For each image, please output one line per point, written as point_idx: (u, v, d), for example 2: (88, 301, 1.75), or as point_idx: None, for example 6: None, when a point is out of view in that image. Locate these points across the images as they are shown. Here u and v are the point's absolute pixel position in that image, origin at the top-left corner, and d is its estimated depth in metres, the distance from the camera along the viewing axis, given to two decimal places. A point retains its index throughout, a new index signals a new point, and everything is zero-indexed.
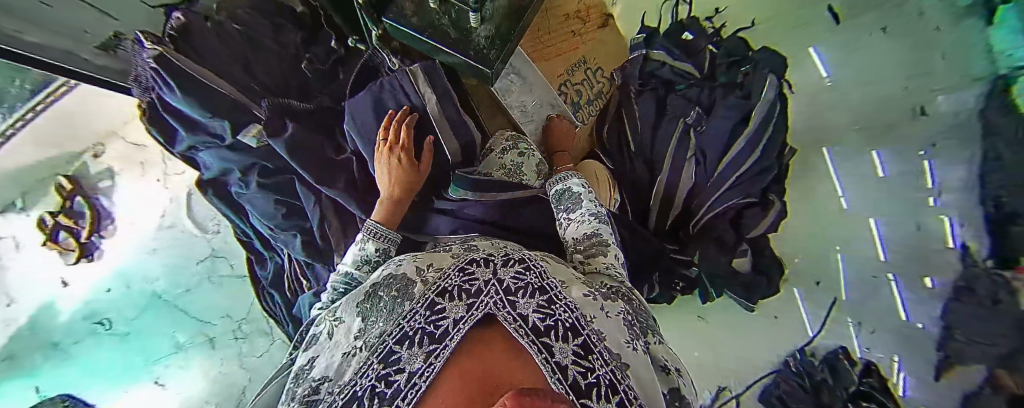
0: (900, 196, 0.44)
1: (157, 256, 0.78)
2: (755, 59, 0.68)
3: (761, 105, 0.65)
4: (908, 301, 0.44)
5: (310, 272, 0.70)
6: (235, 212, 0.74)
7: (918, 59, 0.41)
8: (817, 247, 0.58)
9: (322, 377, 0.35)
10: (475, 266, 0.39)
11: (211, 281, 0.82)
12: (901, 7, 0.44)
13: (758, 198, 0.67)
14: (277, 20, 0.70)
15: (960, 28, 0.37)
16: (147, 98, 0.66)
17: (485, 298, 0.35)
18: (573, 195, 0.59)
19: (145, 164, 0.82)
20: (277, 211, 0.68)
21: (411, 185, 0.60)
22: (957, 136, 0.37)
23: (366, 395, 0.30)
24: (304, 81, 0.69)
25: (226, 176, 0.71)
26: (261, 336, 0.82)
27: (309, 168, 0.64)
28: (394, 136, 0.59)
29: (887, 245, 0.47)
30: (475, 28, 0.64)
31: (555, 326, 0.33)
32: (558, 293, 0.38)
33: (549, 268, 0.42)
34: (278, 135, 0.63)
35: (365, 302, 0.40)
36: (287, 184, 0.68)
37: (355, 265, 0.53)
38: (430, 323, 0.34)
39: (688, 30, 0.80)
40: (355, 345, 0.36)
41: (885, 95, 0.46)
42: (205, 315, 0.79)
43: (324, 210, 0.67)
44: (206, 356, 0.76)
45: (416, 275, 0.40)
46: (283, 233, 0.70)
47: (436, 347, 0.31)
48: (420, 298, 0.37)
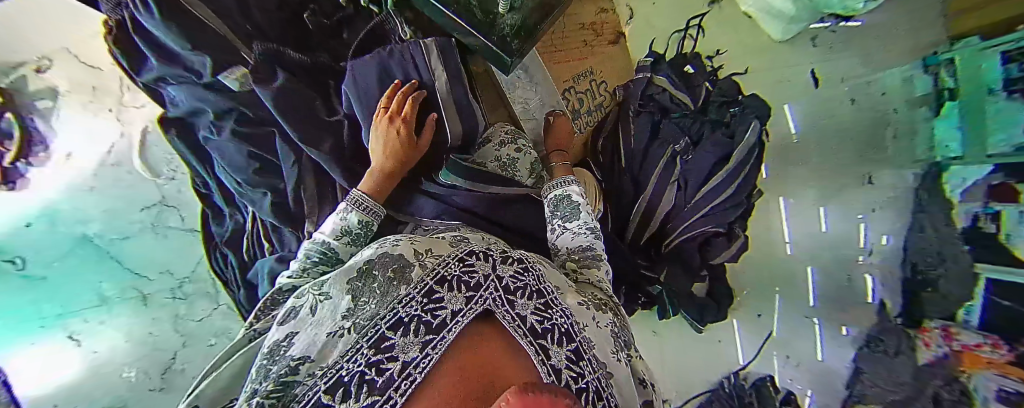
0: (836, 252, 0.58)
1: (93, 196, 0.70)
2: (743, 103, 0.74)
3: (742, 147, 0.71)
4: (826, 345, 0.59)
5: (275, 236, 0.66)
6: (200, 161, 0.67)
7: (874, 136, 0.53)
8: (764, 290, 0.72)
9: (300, 357, 0.33)
10: (476, 260, 0.40)
11: (154, 231, 0.75)
12: (870, 85, 0.55)
13: (726, 230, 0.73)
14: None
15: (913, 114, 0.48)
16: (117, 16, 0.59)
17: (486, 292, 0.36)
18: (570, 203, 0.59)
19: (97, 90, 0.77)
20: (248, 165, 0.63)
21: (405, 160, 0.58)
22: (890, 206, 0.49)
23: (354, 381, 0.29)
24: (303, 32, 0.65)
25: (195, 118, 0.65)
26: (204, 298, 0.75)
27: (294, 123, 0.59)
28: (397, 106, 0.57)
29: (818, 294, 0.61)
30: (502, 15, 0.57)
31: (552, 329, 0.36)
32: (554, 299, 0.40)
33: (544, 272, 0.44)
34: (267, 83, 0.59)
35: (358, 281, 0.38)
36: (265, 137, 0.63)
37: (333, 235, 0.51)
38: (426, 312, 0.34)
39: (689, 64, 0.85)
40: (341, 324, 0.35)
41: (842, 156, 0.57)
42: (142, 269, 0.70)
43: (303, 173, 0.63)
44: (136, 314, 0.67)
45: (415, 258, 0.39)
46: (252, 191, 0.64)
47: (434, 337, 0.31)
48: (417, 283, 0.36)
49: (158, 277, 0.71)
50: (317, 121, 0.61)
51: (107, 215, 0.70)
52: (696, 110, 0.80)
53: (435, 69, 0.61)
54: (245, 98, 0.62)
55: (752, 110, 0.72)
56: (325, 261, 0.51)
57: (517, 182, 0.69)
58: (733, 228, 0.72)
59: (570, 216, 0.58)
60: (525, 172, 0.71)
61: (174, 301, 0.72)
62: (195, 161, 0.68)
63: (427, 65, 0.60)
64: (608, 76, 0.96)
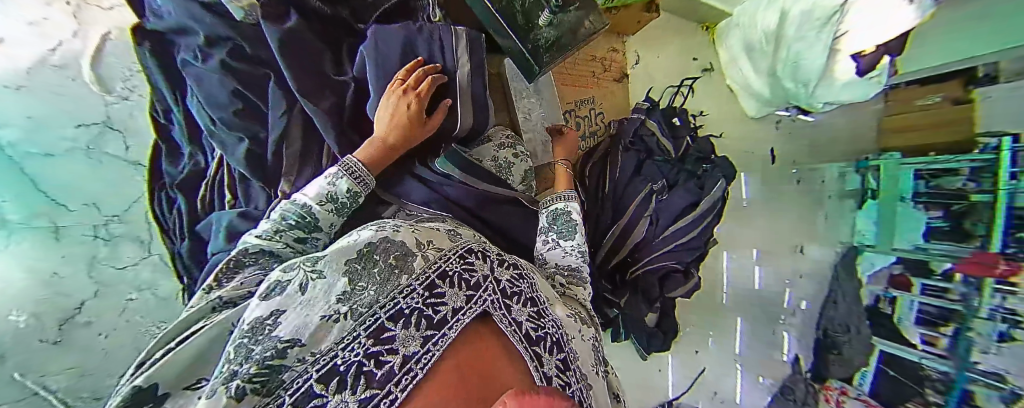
0: (767, 307, 0.77)
1: (21, 95, 0.60)
2: (714, 162, 0.84)
3: (709, 198, 0.79)
4: (747, 382, 0.77)
5: (242, 188, 0.61)
6: (171, 87, 0.61)
7: (810, 216, 0.70)
8: (705, 327, 0.89)
9: (290, 340, 0.29)
10: (476, 259, 0.41)
11: (87, 155, 0.65)
12: (812, 173, 0.72)
13: (683, 267, 0.81)
14: None
15: (839, 202, 0.65)
16: None
17: (483, 294, 0.37)
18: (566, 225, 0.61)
19: None
20: (230, 104, 0.57)
21: (409, 136, 0.56)
22: (813, 278, 0.68)
23: (350, 371, 0.27)
24: None
25: (178, 37, 0.59)
26: (132, 243, 0.67)
27: (296, 71, 0.56)
28: (413, 81, 0.56)
29: (744, 341, 0.79)
30: (540, 28, 0.60)
31: (544, 337, 0.37)
32: (546, 309, 0.42)
33: (537, 281, 0.47)
34: (276, 23, 0.56)
35: (355, 262, 0.35)
36: (257, 79, 0.59)
37: (317, 200, 0.49)
38: (427, 306, 0.33)
39: (677, 117, 0.94)
40: (336, 308, 0.31)
41: (789, 229, 0.74)
42: (64, 197, 0.61)
43: (290, 126, 0.58)
44: (42, 245, 0.56)
45: (417, 248, 0.39)
46: (226, 133, 0.58)
47: (435, 333, 0.31)
48: (419, 274, 0.36)
49: (80, 209, 0.62)
50: (322, 78, 0.57)
51: (32, 125, 0.60)
52: (676, 158, 0.88)
53: (459, 60, 0.61)
54: (248, 31, 0.58)
55: (721, 169, 0.81)
56: (302, 227, 0.48)
57: (509, 186, 0.69)
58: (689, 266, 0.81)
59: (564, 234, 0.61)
60: (518, 178, 0.71)
61: (95, 240, 0.63)
62: (165, 87, 0.61)
63: (454, 52, 0.60)
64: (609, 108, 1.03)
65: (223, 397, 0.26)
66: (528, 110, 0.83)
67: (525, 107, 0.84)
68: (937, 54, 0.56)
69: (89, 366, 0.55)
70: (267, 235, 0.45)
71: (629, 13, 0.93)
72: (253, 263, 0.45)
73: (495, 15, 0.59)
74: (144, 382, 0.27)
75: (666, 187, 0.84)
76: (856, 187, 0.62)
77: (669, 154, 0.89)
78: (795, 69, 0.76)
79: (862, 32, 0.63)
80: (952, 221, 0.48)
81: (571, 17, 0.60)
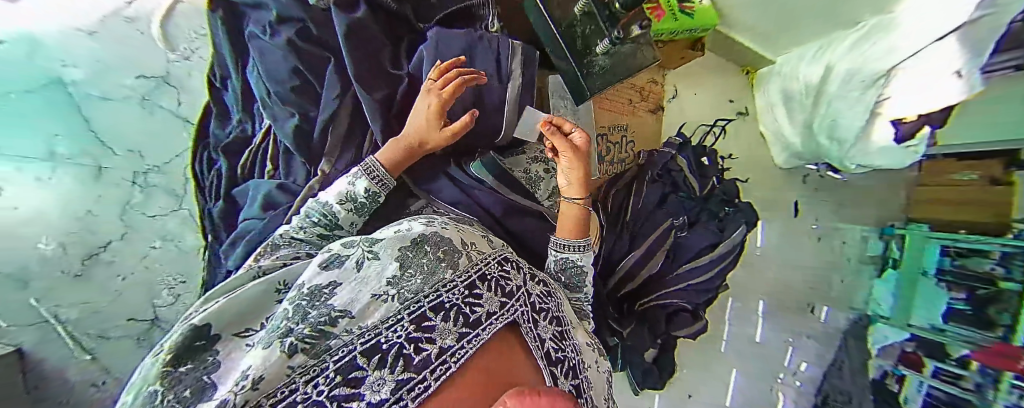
0: (765, 361, 0.79)
1: (91, 39, 0.63)
2: (738, 207, 0.84)
3: (729, 241, 0.79)
4: None
5: (285, 160, 0.64)
6: (234, 54, 0.63)
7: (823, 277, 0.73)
8: (704, 372, 0.88)
9: (342, 310, 0.31)
10: (512, 268, 0.41)
11: (141, 104, 0.67)
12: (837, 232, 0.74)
13: (692, 307, 0.81)
14: None
15: (857, 270, 0.68)
16: None
17: (516, 303, 0.37)
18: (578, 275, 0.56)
19: None
20: (288, 81, 0.59)
21: (434, 136, 0.56)
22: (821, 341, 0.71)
23: (391, 351, 0.28)
24: None
25: (253, 11, 0.62)
26: (166, 195, 0.68)
27: (357, 59, 0.58)
28: (441, 80, 0.56)
29: (737, 393, 0.81)
30: (597, 56, 0.61)
31: (563, 360, 0.37)
32: (568, 331, 0.43)
33: (563, 302, 0.47)
34: (346, 12, 0.58)
35: (410, 250, 0.37)
36: (318, 62, 0.61)
37: (337, 199, 0.52)
38: (465, 304, 0.34)
39: (706, 156, 0.93)
40: (384, 289, 0.33)
41: (802, 288, 0.76)
42: (109, 140, 0.62)
43: (340, 111, 0.60)
44: (81, 184, 0.58)
45: (462, 247, 0.40)
46: (280, 108, 0.60)
47: (470, 332, 0.32)
48: (462, 271, 0.36)
49: (124, 154, 0.64)
50: (381, 70, 0.59)
51: (96, 67, 0.63)
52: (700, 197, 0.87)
53: (513, 72, 0.63)
54: (317, 14, 0.61)
55: (743, 215, 0.81)
56: (324, 226, 0.51)
57: (534, 199, 0.68)
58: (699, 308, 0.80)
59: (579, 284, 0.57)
60: (545, 192, 0.72)
61: (131, 186, 0.64)
62: (228, 53, 0.63)
63: (508, 63, 0.62)
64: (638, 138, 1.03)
65: (277, 350, 0.27)
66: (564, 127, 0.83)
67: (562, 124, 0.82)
68: (982, 133, 0.51)
69: (103, 304, 0.57)
70: (294, 228, 0.50)
71: (676, 50, 0.91)
72: (289, 248, 0.49)
73: (557, 37, 0.61)
74: (200, 322, 0.32)
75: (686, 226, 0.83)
76: (878, 252, 0.66)
77: (694, 192, 0.88)
78: (832, 126, 0.71)
79: (905, 99, 0.57)
80: (975, 306, 0.50)
81: (626, 49, 0.62)
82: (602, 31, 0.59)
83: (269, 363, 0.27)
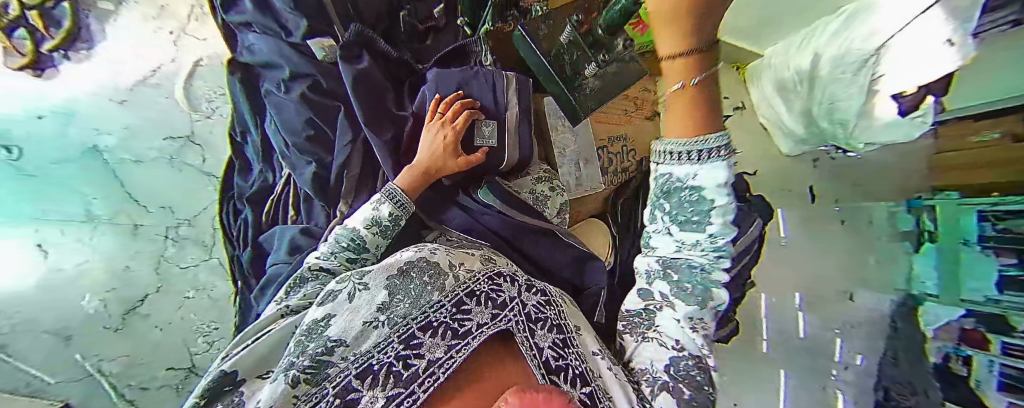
0: None
1: (125, 109, 0.74)
2: None
3: None
4: None
5: (303, 205, 0.67)
6: (253, 112, 0.70)
7: None
8: None
9: (337, 340, 0.35)
10: (503, 281, 0.40)
11: (170, 164, 0.74)
12: None
13: None
14: None
15: None
16: None
17: (509, 314, 0.38)
18: (689, 213, 0.44)
19: (164, 8, 0.82)
20: (303, 131, 0.64)
21: (442, 167, 0.60)
22: None
23: (382, 370, 0.33)
24: (392, 28, 0.71)
25: (263, 71, 0.68)
26: (195, 247, 0.71)
27: (365, 105, 0.62)
28: (451, 114, 0.61)
29: None
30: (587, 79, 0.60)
31: (565, 368, 0.37)
32: (573, 339, 0.40)
33: (568, 310, 0.43)
34: (351, 63, 0.63)
35: (396, 278, 0.39)
36: (329, 111, 0.65)
37: (364, 225, 0.54)
38: (453, 320, 0.36)
39: None
40: (375, 316, 0.37)
41: None
42: (146, 200, 0.70)
43: (353, 153, 0.64)
44: (121, 242, 0.66)
45: (449, 268, 0.40)
46: (296, 156, 0.65)
47: (459, 342, 0.35)
48: (449, 291, 0.38)
49: (158, 211, 0.70)
50: (384, 112, 0.63)
51: (127, 134, 0.73)
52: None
53: (510, 100, 0.64)
54: (325, 66, 0.66)
55: None
56: (352, 249, 0.53)
57: (543, 216, 0.68)
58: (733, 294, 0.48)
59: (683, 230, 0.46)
60: (555, 212, 0.71)
61: (166, 240, 0.70)
62: (248, 111, 0.70)
63: (504, 92, 0.63)
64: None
65: (282, 382, 0.33)
66: (564, 144, 0.85)
67: (562, 143, 0.85)
68: None
69: (140, 356, 0.62)
70: (324, 255, 0.52)
71: None
72: (314, 278, 0.51)
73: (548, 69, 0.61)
74: (228, 368, 0.35)
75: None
76: None
77: None
78: None
79: None
80: None
81: (614, 68, 0.58)
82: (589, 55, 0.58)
83: (278, 394, 0.32)
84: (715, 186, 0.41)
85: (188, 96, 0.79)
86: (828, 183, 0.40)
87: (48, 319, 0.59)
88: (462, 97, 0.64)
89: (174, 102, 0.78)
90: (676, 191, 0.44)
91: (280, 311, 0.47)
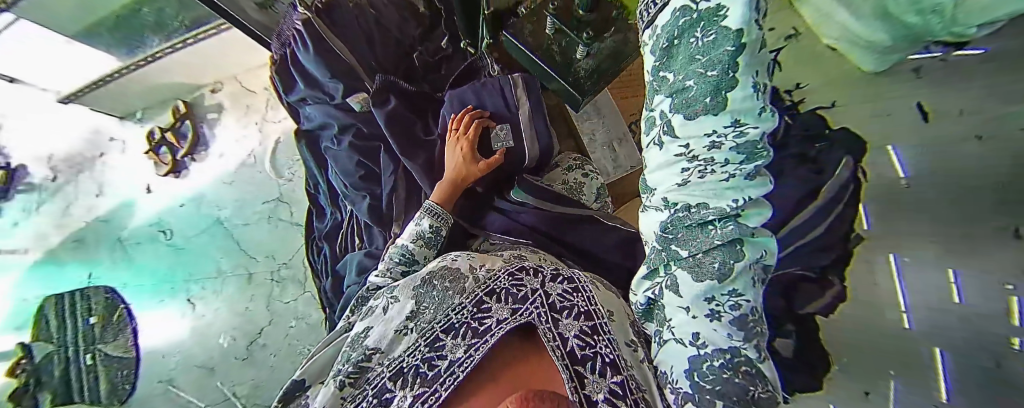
0: None
1: (234, 188, 0.95)
2: None
3: None
4: None
5: (366, 233, 0.74)
6: (317, 163, 0.81)
7: None
8: None
9: (374, 348, 0.44)
10: (525, 275, 0.44)
11: (269, 221, 0.93)
12: None
13: None
14: (405, 14, 0.81)
15: None
16: (280, 52, 0.79)
17: (530, 307, 0.42)
18: (695, 101, 0.33)
19: (249, 107, 1.03)
20: (355, 171, 0.74)
21: (467, 174, 0.64)
22: None
23: (411, 371, 0.41)
24: (410, 66, 0.79)
25: (321, 131, 0.79)
26: (293, 284, 0.87)
27: (398, 138, 0.70)
28: (463, 127, 0.66)
29: None
30: (579, 60, 0.65)
31: (593, 357, 0.39)
32: (606, 326, 0.41)
33: (598, 293, 0.45)
34: (382, 106, 0.71)
35: (421, 288, 0.47)
36: (374, 150, 0.75)
37: (410, 239, 0.60)
38: (475, 319, 0.42)
39: None
40: (405, 325, 0.45)
41: None
42: (253, 251, 0.88)
43: (397, 180, 0.72)
44: (241, 289, 0.84)
45: (468, 271, 0.46)
46: (354, 193, 0.75)
47: (477, 341, 0.41)
48: (469, 293, 0.44)
49: (263, 259, 0.88)
50: (416, 140, 0.70)
51: (238, 204, 0.93)
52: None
53: (520, 100, 0.67)
54: (363, 116, 0.75)
55: None
56: (403, 262, 0.59)
57: (582, 204, 0.67)
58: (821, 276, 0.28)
59: (692, 145, 0.34)
60: (592, 197, 0.69)
61: (272, 283, 0.86)
62: (313, 162, 0.82)
63: (514, 95, 0.67)
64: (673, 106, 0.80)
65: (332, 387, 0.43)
66: (591, 129, 0.82)
67: (590, 127, 0.82)
68: None
69: (260, 379, 0.78)
70: (380, 272, 0.58)
71: None
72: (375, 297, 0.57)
73: (538, 61, 0.67)
74: (298, 378, 0.48)
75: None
76: None
77: None
78: None
79: None
80: None
81: (607, 44, 0.63)
82: (576, 38, 0.63)
83: (330, 398, 0.42)
84: (754, 70, 0.30)
85: (276, 164, 0.99)
86: (937, 92, 0.21)
87: (199, 354, 0.77)
88: (478, 109, 0.68)
89: (267, 174, 0.98)
90: (687, 32, 0.34)
91: (345, 325, 0.53)
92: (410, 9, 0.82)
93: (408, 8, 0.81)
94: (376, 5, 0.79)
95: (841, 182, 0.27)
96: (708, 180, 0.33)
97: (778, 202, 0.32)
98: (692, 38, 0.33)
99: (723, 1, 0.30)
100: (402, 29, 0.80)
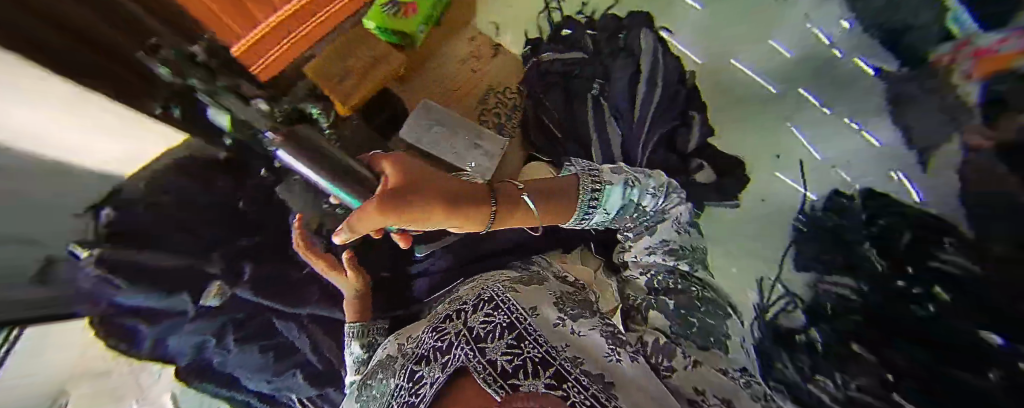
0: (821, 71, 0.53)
1: None
2: (628, 26, 0.91)
3: (646, 54, 0.87)
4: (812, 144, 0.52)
5: (327, 386, 0.86)
6: (217, 383, 0.84)
7: None
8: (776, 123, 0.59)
9: None
10: (447, 323, 0.42)
11: None
12: None
13: (681, 118, 0.79)
14: (210, 173, 0.75)
15: None
16: (93, 319, 0.70)
17: (456, 348, 0.38)
18: (626, 208, 0.56)
19: (113, 389, 0.79)
20: (265, 358, 0.82)
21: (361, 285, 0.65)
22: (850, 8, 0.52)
23: None
24: (249, 226, 0.80)
25: (198, 354, 0.81)
26: None
27: (278, 301, 0.80)
28: (326, 262, 0.63)
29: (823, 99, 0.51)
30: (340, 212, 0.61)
31: (522, 364, 0.34)
32: (529, 327, 0.38)
33: (517, 296, 0.42)
34: (240, 288, 0.78)
35: (368, 387, 0.46)
36: (267, 325, 0.82)
37: (353, 372, 0.57)
38: (415, 390, 0.38)
39: (566, 26, 0.99)
40: None
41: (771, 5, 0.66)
42: None
43: (309, 329, 0.82)
44: None
45: (400, 350, 0.46)
46: (279, 377, 0.84)
47: (420, 402, 0.37)
48: (406, 367, 0.42)
49: None
50: (296, 287, 0.81)
51: None
52: (592, 53, 0.94)
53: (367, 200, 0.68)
54: (231, 304, 0.79)
55: (636, 24, 0.89)
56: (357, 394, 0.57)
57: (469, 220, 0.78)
58: (688, 111, 0.79)
59: (635, 219, 0.56)
60: None
61: None
62: (213, 384, 0.84)
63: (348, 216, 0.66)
64: (501, 82, 1.02)
65: None
66: (451, 149, 0.91)
67: (449, 146, 0.91)
68: None
69: None
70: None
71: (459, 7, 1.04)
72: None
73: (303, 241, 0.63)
74: None
75: (597, 97, 0.91)
76: None
77: (586, 52, 0.95)
78: None
79: None
80: None
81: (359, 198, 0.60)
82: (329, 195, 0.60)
83: None
84: (644, 188, 0.55)
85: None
86: None
87: None
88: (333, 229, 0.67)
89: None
90: (618, 193, 0.54)
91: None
92: (214, 164, 0.76)
93: (211, 163, 0.75)
94: (169, 184, 0.71)
95: (653, 44, 0.87)
96: (649, 221, 0.56)
97: (624, 97, 0.87)
98: (618, 196, 0.54)
99: (620, 185, 0.54)
100: (231, 193, 0.78)
